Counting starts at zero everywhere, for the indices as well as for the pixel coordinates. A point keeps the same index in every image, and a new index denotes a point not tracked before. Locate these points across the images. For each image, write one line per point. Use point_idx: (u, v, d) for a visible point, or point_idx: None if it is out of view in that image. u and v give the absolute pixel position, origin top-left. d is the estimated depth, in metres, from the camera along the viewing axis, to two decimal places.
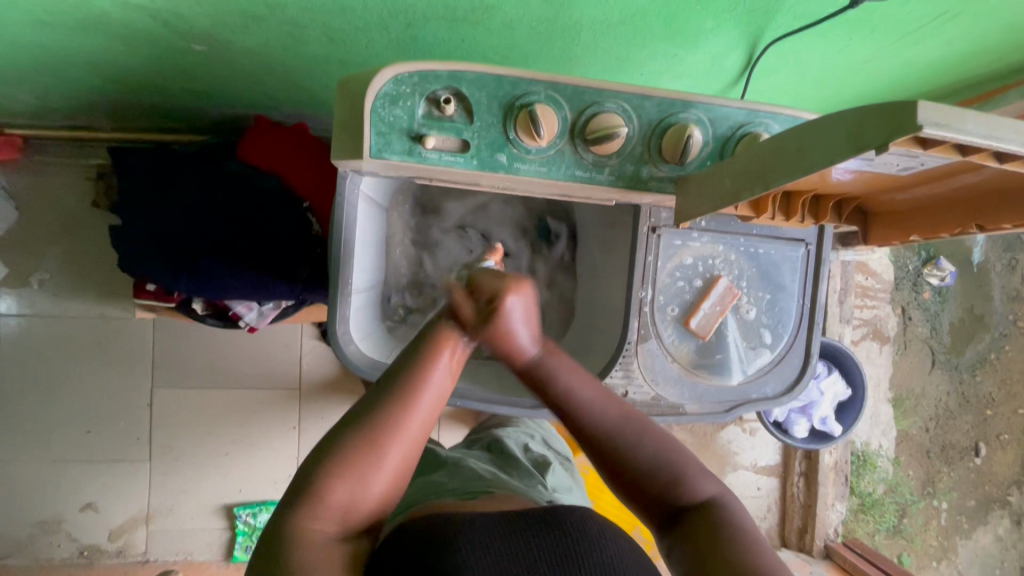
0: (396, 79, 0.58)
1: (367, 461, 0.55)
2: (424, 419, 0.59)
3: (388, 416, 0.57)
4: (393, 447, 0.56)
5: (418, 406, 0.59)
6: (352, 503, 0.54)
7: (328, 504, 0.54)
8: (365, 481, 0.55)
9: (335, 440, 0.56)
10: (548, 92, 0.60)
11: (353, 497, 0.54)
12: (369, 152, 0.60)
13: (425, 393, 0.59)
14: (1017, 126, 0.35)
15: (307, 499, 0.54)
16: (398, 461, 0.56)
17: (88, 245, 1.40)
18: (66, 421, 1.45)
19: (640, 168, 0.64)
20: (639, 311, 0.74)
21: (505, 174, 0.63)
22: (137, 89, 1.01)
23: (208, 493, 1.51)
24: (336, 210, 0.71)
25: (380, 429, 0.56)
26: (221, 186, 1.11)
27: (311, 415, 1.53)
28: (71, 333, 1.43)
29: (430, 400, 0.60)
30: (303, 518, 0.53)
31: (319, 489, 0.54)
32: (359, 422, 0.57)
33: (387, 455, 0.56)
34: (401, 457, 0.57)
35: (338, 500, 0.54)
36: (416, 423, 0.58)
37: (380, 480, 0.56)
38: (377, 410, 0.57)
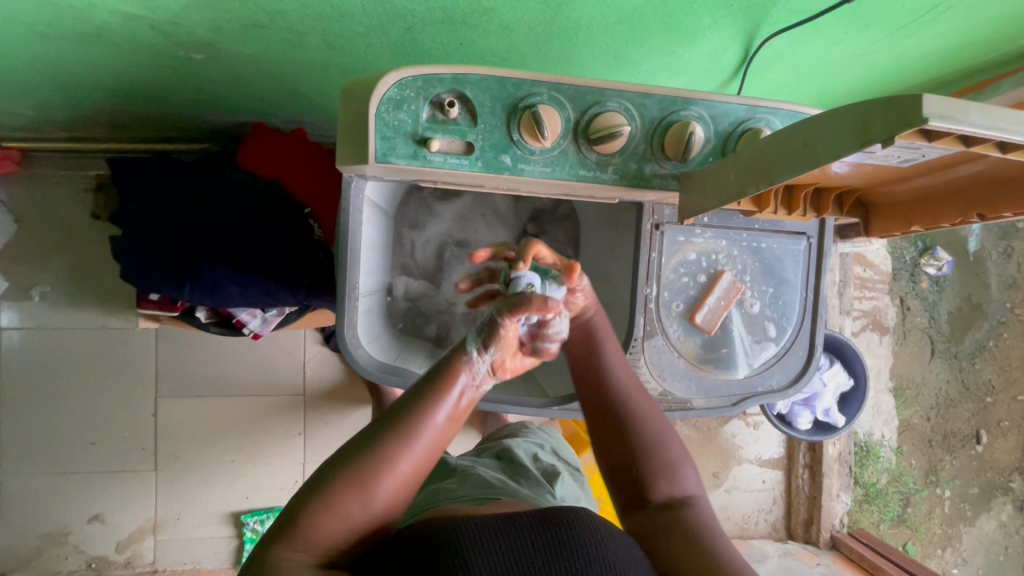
0: (400, 83, 0.59)
1: (353, 498, 0.53)
2: (418, 461, 0.56)
3: (376, 458, 0.54)
4: (383, 486, 0.54)
5: (416, 444, 0.56)
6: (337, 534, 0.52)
7: (312, 539, 0.52)
8: (351, 515, 0.53)
9: (324, 477, 0.54)
10: (551, 93, 0.60)
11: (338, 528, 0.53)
12: (374, 156, 0.61)
13: (424, 431, 0.56)
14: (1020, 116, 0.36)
15: (293, 530, 0.52)
16: (386, 504, 0.54)
17: (89, 257, 1.40)
18: (71, 432, 1.45)
19: (643, 166, 0.64)
20: (644, 308, 0.74)
21: (509, 175, 0.63)
22: (136, 99, 1.01)
23: (215, 501, 1.51)
24: (342, 214, 0.71)
25: (368, 466, 0.54)
26: (221, 194, 1.11)
27: (317, 421, 1.53)
28: (73, 345, 1.43)
29: (428, 440, 0.57)
30: (289, 550, 0.51)
31: (303, 524, 0.52)
32: (347, 458, 0.55)
33: (377, 493, 0.54)
34: (389, 496, 0.55)
35: (322, 534, 0.52)
36: (409, 460, 0.55)
37: (369, 513, 0.53)
38: (370, 446, 0.55)
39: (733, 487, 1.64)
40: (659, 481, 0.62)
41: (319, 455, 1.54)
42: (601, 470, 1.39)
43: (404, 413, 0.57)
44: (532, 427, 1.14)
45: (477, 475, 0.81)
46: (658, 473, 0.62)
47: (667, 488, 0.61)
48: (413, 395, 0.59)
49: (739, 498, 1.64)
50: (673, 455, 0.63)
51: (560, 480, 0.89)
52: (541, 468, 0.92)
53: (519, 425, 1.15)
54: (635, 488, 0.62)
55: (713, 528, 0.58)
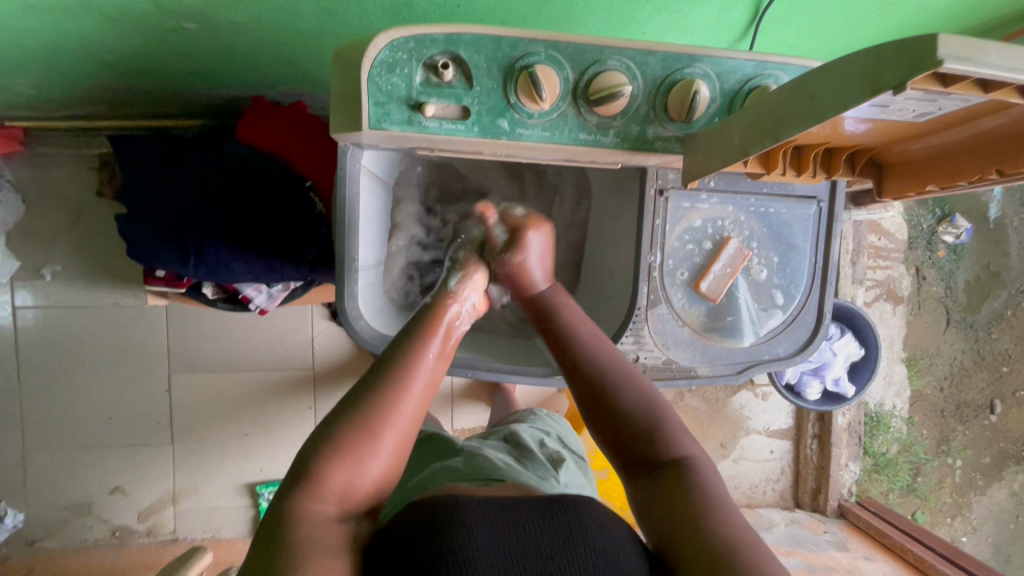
0: (392, 45, 0.57)
1: (361, 449, 0.58)
2: (419, 401, 0.63)
3: (372, 404, 0.60)
4: (387, 432, 0.59)
5: (410, 391, 0.62)
6: (349, 484, 0.57)
7: (327, 486, 0.56)
8: (359, 465, 0.58)
9: (329, 433, 0.59)
10: (548, 52, 0.58)
11: (350, 479, 0.57)
12: (368, 124, 0.59)
13: (417, 376, 0.63)
14: None
15: (306, 481, 0.56)
16: (393, 444, 0.59)
17: (98, 235, 1.41)
18: (90, 407, 1.49)
19: (645, 129, 0.62)
20: (648, 276, 0.73)
21: (507, 140, 0.61)
22: (133, 72, 1.00)
23: (231, 472, 1.54)
24: (339, 184, 0.70)
25: (370, 410, 0.59)
26: (223, 169, 1.11)
27: (327, 394, 1.55)
28: (88, 323, 1.46)
29: (422, 385, 0.64)
30: (307, 497, 0.56)
31: (317, 474, 0.57)
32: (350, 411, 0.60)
33: (383, 438, 0.59)
34: (395, 441, 0.60)
35: (336, 481, 0.57)
36: (407, 408, 0.61)
37: (376, 464, 0.59)
38: (368, 397, 0.61)
39: (739, 457, 1.64)
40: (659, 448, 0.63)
41: None
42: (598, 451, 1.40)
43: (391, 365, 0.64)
44: (541, 413, 1.14)
45: (485, 456, 0.82)
46: (660, 438, 0.64)
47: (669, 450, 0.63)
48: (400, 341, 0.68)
49: (746, 468, 1.65)
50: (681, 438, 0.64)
51: (565, 467, 0.89)
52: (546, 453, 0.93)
53: (528, 411, 1.14)
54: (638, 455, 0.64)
55: (718, 491, 0.59)
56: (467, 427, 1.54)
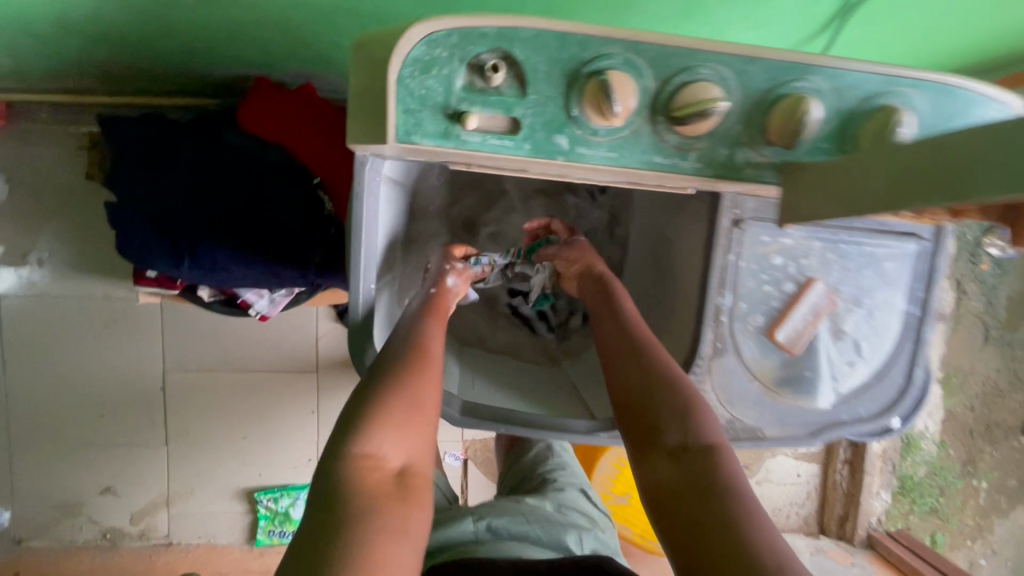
0: (430, 39, 0.45)
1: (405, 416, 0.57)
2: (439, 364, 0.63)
3: (407, 380, 0.60)
4: (422, 390, 0.59)
5: (431, 357, 0.63)
6: (391, 444, 0.55)
7: (372, 449, 0.54)
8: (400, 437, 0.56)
9: (371, 400, 0.57)
10: (626, 55, 0.46)
11: (393, 438, 0.55)
12: (395, 137, 0.48)
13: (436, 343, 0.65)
14: None
15: (353, 442, 0.54)
16: (433, 418, 0.60)
17: (86, 221, 1.30)
18: (80, 404, 1.40)
19: (735, 153, 0.50)
20: (715, 319, 0.62)
21: (565, 161, 0.50)
22: (121, 46, 0.88)
23: (228, 477, 1.46)
24: (355, 203, 0.58)
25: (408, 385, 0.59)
26: (223, 161, 0.99)
27: (331, 398, 1.46)
28: (76, 315, 1.36)
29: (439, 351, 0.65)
30: (357, 457, 0.53)
31: (359, 429, 0.54)
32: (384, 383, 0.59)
33: (417, 396, 0.59)
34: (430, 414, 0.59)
35: (384, 445, 0.55)
36: (433, 368, 0.62)
37: (413, 426, 0.57)
38: (399, 356, 0.62)
39: (764, 479, 1.54)
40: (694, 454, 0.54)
41: None
42: (615, 485, 1.28)
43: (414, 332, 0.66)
44: (562, 454, 1.03)
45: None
46: (681, 417, 0.57)
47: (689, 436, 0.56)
48: (408, 324, 0.67)
49: (770, 491, 1.55)
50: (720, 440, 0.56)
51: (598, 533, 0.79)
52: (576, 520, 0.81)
53: (549, 449, 1.04)
54: (661, 437, 0.56)
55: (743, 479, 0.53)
56: (477, 440, 1.46)
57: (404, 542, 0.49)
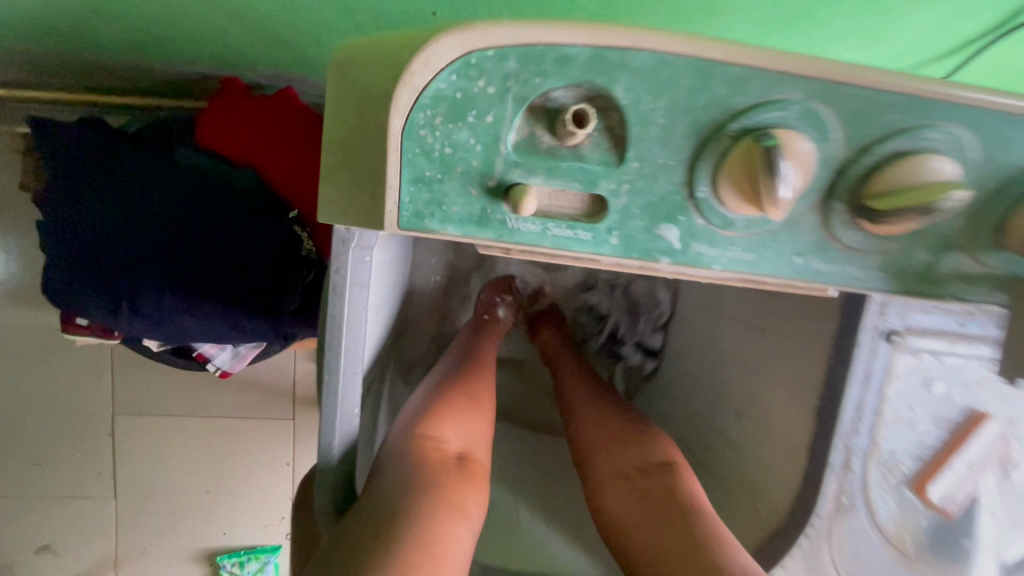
0: (470, 67, 0.35)
1: (475, 418, 0.59)
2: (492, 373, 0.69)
3: (475, 377, 0.66)
4: (485, 389, 0.64)
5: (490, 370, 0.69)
6: (463, 433, 0.57)
7: (445, 427, 0.55)
8: (470, 428, 0.58)
9: (451, 395, 0.60)
10: (804, 107, 0.36)
11: (463, 429, 0.57)
12: (399, 223, 0.39)
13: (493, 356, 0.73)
14: None
15: (427, 419, 0.55)
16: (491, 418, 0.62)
17: (21, 238, 1.10)
18: (11, 449, 1.19)
19: (938, 258, 0.40)
20: (844, 464, 0.52)
21: (688, 259, 0.40)
22: (40, 32, 0.68)
23: (186, 536, 1.26)
24: (329, 301, 0.43)
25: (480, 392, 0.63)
26: (173, 183, 0.78)
27: (309, 449, 1.26)
28: (9, 347, 1.15)
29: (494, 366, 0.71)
30: (429, 436, 0.54)
31: (434, 410, 0.57)
32: (460, 389, 0.62)
33: (481, 398, 0.62)
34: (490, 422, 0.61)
35: (450, 430, 0.56)
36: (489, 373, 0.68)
37: (478, 421, 0.60)
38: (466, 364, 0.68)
39: None
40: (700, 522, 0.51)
41: None
42: None
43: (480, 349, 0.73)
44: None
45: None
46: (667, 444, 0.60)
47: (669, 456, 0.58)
48: (464, 347, 0.74)
49: None
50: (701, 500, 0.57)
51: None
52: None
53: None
54: (650, 453, 0.58)
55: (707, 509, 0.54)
56: None
57: (461, 523, 0.49)
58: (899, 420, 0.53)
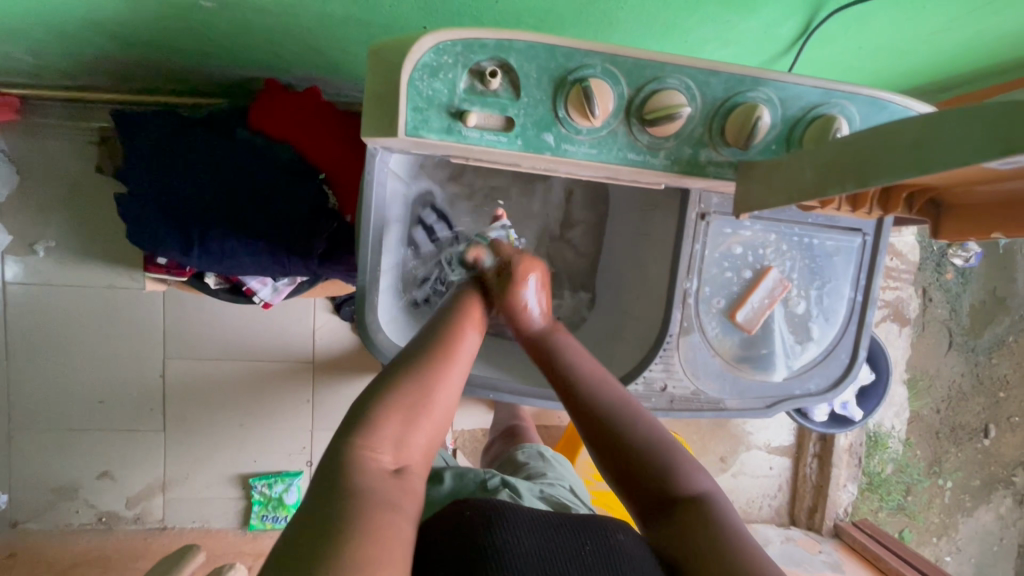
0: (438, 48, 0.52)
1: (419, 410, 0.56)
2: (463, 365, 0.63)
3: (427, 372, 0.58)
4: (442, 389, 0.58)
5: (457, 358, 0.62)
6: (403, 434, 0.54)
7: (384, 436, 0.53)
8: (419, 415, 0.56)
9: (384, 392, 0.56)
10: (605, 65, 0.54)
11: (404, 431, 0.54)
12: (404, 131, 0.55)
13: (462, 347, 0.63)
14: None
15: (361, 430, 0.53)
16: (449, 410, 0.59)
17: (93, 212, 1.35)
18: (79, 390, 1.44)
19: (698, 152, 0.58)
20: (683, 302, 0.71)
21: (552, 156, 0.57)
22: (142, 48, 0.94)
23: (223, 463, 1.51)
24: (363, 191, 0.65)
25: (427, 375, 0.58)
26: (232, 156, 1.06)
27: (326, 389, 1.52)
28: (80, 304, 1.40)
29: (465, 356, 0.63)
30: (362, 446, 0.52)
31: (374, 418, 0.54)
32: (398, 377, 0.57)
33: (437, 396, 0.57)
34: (449, 399, 0.59)
35: (392, 432, 0.54)
36: (460, 366, 0.62)
37: (426, 425, 0.56)
38: (418, 359, 0.59)
39: (738, 472, 1.64)
40: (680, 479, 0.61)
41: (327, 423, 1.53)
42: (597, 470, 1.36)
43: (443, 328, 0.65)
44: (547, 457, 1.06)
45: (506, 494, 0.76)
46: (674, 471, 0.61)
47: (686, 485, 0.60)
48: (438, 320, 0.67)
49: (744, 483, 1.65)
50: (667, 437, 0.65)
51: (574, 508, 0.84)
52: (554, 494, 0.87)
53: (534, 453, 1.07)
54: (653, 486, 0.61)
55: (734, 524, 0.57)
56: (467, 430, 1.53)
57: (398, 521, 0.48)
58: (723, 283, 0.72)
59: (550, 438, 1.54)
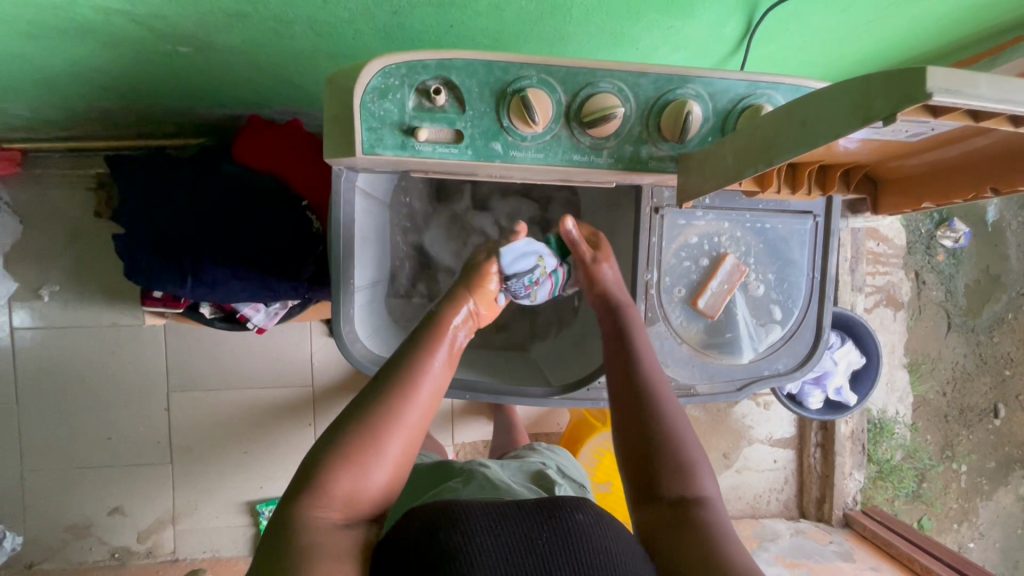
0: (384, 71, 0.57)
1: (369, 459, 0.60)
2: (425, 410, 0.64)
3: (379, 421, 0.61)
4: (393, 438, 0.61)
5: (415, 396, 0.64)
6: (353, 490, 0.59)
7: (331, 493, 0.58)
8: (364, 468, 0.59)
9: (330, 448, 0.60)
10: (540, 75, 0.58)
11: (355, 485, 0.59)
12: (361, 150, 0.59)
13: (422, 386, 0.64)
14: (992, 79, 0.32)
15: (311, 489, 0.58)
16: (408, 450, 0.62)
17: (94, 255, 1.41)
18: (87, 428, 1.48)
19: (639, 149, 0.62)
20: (645, 293, 0.76)
21: (501, 162, 0.62)
22: (129, 96, 1.00)
23: (231, 491, 1.54)
24: (333, 209, 0.70)
25: (374, 427, 0.60)
26: (219, 190, 1.11)
27: (327, 411, 1.54)
28: (85, 344, 1.45)
29: (427, 392, 0.65)
30: (311, 507, 0.57)
31: (324, 478, 0.58)
32: (342, 433, 0.61)
33: (388, 446, 0.61)
34: (402, 449, 0.62)
35: (342, 488, 0.58)
36: (413, 412, 0.63)
37: (380, 472, 0.60)
38: (371, 403, 0.62)
39: (742, 467, 1.64)
40: (678, 478, 0.61)
41: None
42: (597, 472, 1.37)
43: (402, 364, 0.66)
44: (540, 448, 1.09)
45: (487, 475, 0.81)
46: (675, 471, 0.61)
47: (683, 484, 0.61)
48: (402, 357, 0.67)
49: (749, 478, 1.65)
50: (682, 427, 0.65)
51: (559, 487, 0.87)
52: (534, 475, 0.91)
53: (528, 447, 1.10)
54: (652, 483, 0.61)
55: (726, 533, 0.57)
56: (468, 442, 1.55)
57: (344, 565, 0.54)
58: (680, 274, 0.78)
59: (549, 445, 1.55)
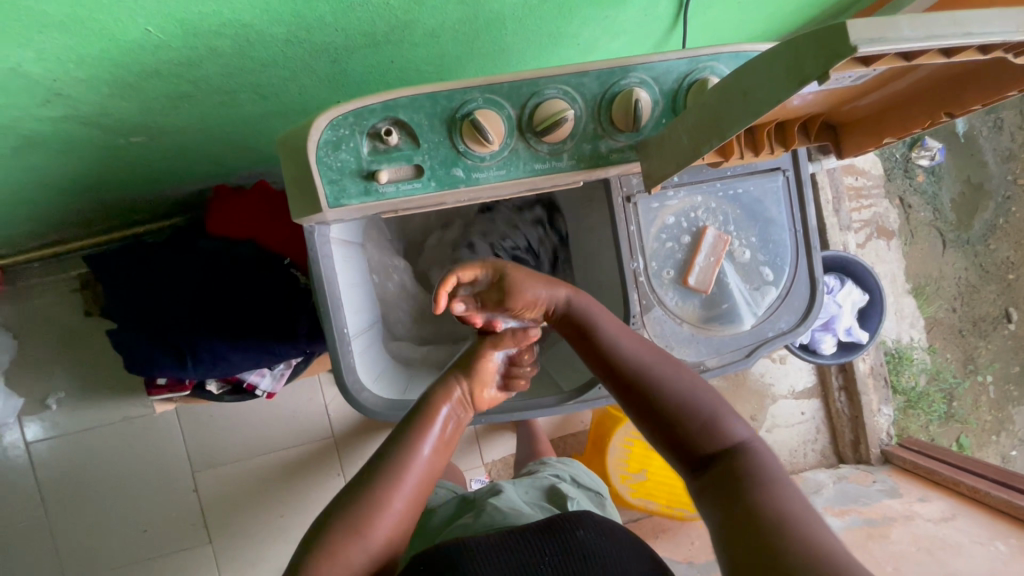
0: (332, 124, 0.57)
1: (359, 538, 0.64)
2: (412, 493, 0.70)
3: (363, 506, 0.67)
4: (381, 520, 0.66)
5: (402, 483, 0.70)
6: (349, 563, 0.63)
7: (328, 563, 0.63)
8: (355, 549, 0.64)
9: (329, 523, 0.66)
10: (485, 95, 0.59)
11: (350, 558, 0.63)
12: (328, 204, 0.60)
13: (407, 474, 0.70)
14: (908, 19, 0.33)
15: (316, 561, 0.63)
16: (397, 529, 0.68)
17: (93, 354, 1.41)
18: (119, 526, 1.47)
19: (598, 145, 0.62)
20: (635, 281, 0.77)
21: (466, 187, 0.62)
22: (94, 194, 1.00)
23: (273, 559, 1.52)
24: (312, 264, 0.70)
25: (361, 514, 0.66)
26: (199, 266, 1.11)
27: (352, 457, 1.54)
28: (102, 444, 1.44)
29: (413, 477, 0.71)
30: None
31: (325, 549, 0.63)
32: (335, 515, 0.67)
33: (375, 528, 0.66)
34: (389, 529, 0.67)
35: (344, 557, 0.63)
36: (399, 499, 0.69)
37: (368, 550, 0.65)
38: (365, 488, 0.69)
39: (772, 426, 1.64)
40: (710, 437, 0.64)
41: None
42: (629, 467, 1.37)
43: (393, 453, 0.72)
44: (553, 462, 1.09)
45: (491, 504, 0.81)
46: (705, 428, 0.64)
47: (717, 441, 0.63)
48: (392, 444, 0.74)
49: (781, 435, 1.64)
50: (694, 385, 0.68)
51: (569, 500, 0.87)
52: (548, 493, 0.91)
53: (539, 462, 1.11)
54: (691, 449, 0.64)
55: (772, 467, 0.59)
56: (497, 459, 1.54)
57: None
58: (665, 256, 0.79)
59: (578, 445, 1.55)
